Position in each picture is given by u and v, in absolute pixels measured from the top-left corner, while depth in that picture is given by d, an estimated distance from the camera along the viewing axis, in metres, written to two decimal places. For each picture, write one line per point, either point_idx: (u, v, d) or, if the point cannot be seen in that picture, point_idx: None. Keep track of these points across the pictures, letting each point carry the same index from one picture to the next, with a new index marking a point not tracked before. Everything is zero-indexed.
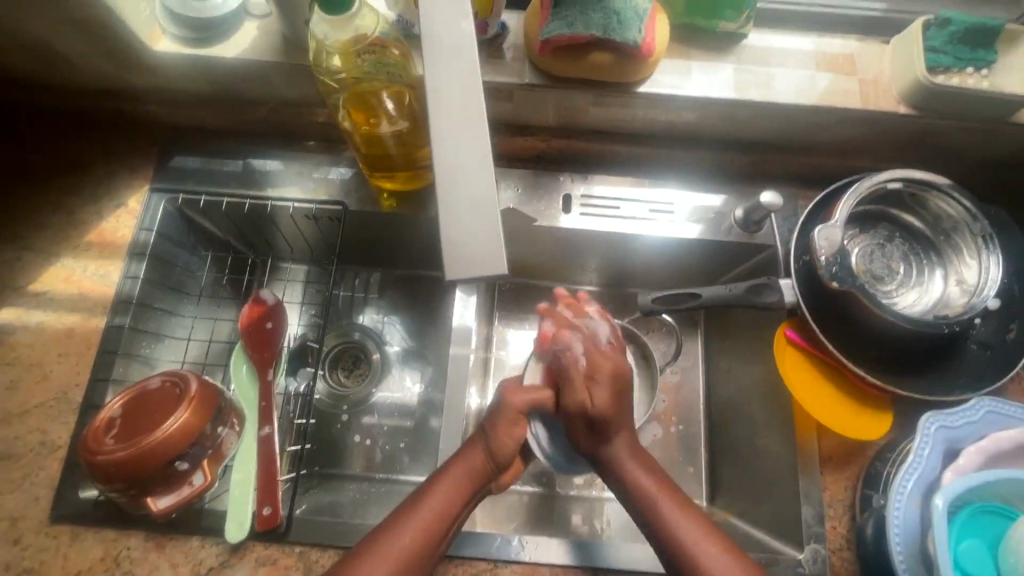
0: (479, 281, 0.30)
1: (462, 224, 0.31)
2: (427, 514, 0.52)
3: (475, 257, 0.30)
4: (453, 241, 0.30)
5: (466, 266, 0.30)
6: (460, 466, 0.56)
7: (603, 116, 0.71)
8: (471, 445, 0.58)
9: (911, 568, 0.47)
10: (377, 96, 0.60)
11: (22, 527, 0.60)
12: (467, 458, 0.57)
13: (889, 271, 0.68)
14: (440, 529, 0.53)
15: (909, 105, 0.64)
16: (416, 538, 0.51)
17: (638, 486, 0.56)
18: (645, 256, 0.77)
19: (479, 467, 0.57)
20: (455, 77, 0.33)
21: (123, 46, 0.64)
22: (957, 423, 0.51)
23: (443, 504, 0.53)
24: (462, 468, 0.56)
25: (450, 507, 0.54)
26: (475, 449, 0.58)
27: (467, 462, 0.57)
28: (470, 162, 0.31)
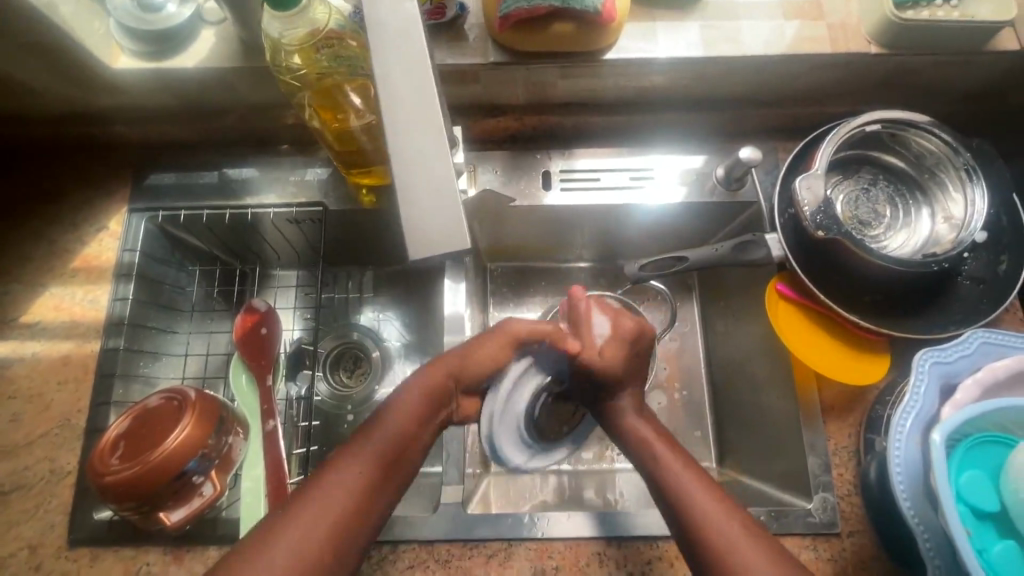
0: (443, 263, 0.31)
1: (421, 208, 0.31)
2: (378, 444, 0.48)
3: (436, 238, 0.31)
4: (413, 226, 0.31)
5: (429, 248, 0.31)
6: (415, 396, 0.52)
7: (573, 89, 0.70)
8: (431, 371, 0.54)
9: (915, 504, 0.47)
10: (341, 91, 0.59)
11: (41, 554, 0.61)
12: (426, 381, 0.53)
13: (876, 216, 0.67)
14: (396, 457, 0.48)
15: (880, 45, 0.63)
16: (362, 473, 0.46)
17: (637, 437, 0.54)
18: (632, 225, 0.76)
19: (438, 389, 0.53)
20: (404, 60, 0.33)
21: (82, 67, 0.63)
22: (952, 357, 0.51)
23: (397, 439, 0.49)
24: (421, 397, 0.52)
25: (404, 438, 0.49)
26: (437, 373, 0.53)
27: (423, 384, 0.53)
28: (423, 146, 0.32)
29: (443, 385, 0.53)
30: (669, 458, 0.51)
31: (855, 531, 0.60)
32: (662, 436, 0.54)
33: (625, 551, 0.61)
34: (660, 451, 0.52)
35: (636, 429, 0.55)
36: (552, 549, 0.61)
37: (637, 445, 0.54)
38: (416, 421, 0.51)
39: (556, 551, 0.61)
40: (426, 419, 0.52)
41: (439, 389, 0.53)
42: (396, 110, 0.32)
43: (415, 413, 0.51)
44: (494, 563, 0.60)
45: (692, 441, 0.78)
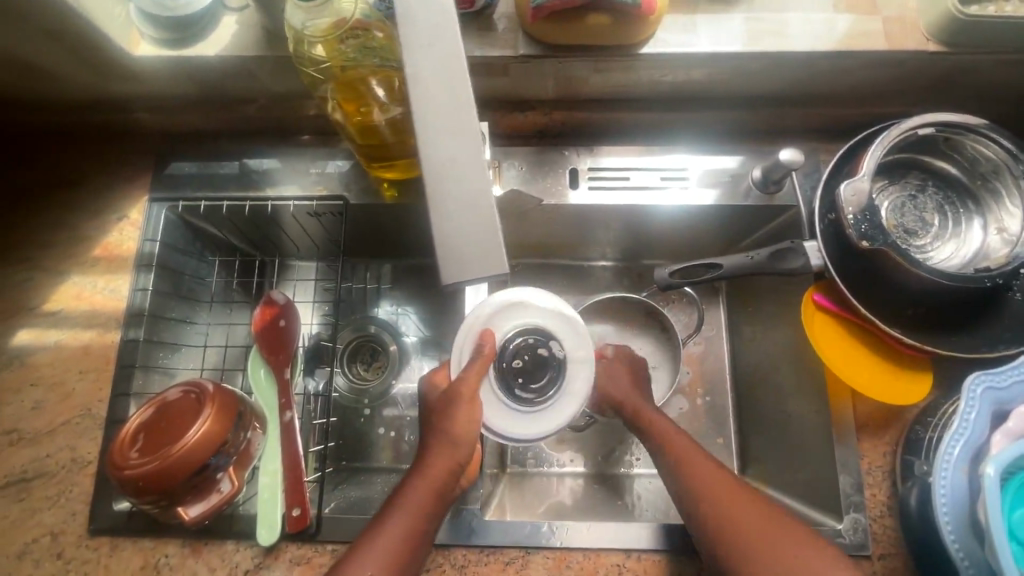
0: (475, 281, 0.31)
1: (453, 220, 0.31)
2: (388, 538, 0.49)
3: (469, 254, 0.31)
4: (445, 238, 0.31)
5: (461, 265, 0.31)
6: (419, 484, 0.51)
7: (604, 83, 0.67)
8: (431, 454, 0.52)
9: (960, 536, 0.45)
10: (365, 83, 0.56)
11: (62, 542, 0.61)
12: (428, 465, 0.51)
13: (923, 225, 0.64)
14: (411, 547, 0.49)
15: (938, 42, 0.59)
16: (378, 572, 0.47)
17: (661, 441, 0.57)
18: (662, 226, 0.73)
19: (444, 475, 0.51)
20: (438, 63, 0.32)
21: (104, 54, 0.62)
22: (1006, 382, 0.47)
23: (409, 525, 0.49)
24: (426, 483, 0.51)
25: (417, 526, 0.50)
26: (435, 458, 0.51)
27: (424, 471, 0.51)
28: (458, 155, 0.31)
29: (440, 468, 0.51)
30: (693, 455, 0.54)
31: (886, 554, 0.58)
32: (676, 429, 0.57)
33: (645, 564, 0.59)
34: (689, 451, 0.55)
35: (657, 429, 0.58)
36: (569, 559, 0.60)
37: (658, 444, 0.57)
38: (424, 507, 0.50)
39: (573, 560, 0.59)
40: (435, 509, 0.51)
41: (440, 469, 0.51)
42: (430, 119, 0.32)
43: (424, 499, 0.50)
44: (511, 570, 0.59)
45: (715, 449, 0.75)
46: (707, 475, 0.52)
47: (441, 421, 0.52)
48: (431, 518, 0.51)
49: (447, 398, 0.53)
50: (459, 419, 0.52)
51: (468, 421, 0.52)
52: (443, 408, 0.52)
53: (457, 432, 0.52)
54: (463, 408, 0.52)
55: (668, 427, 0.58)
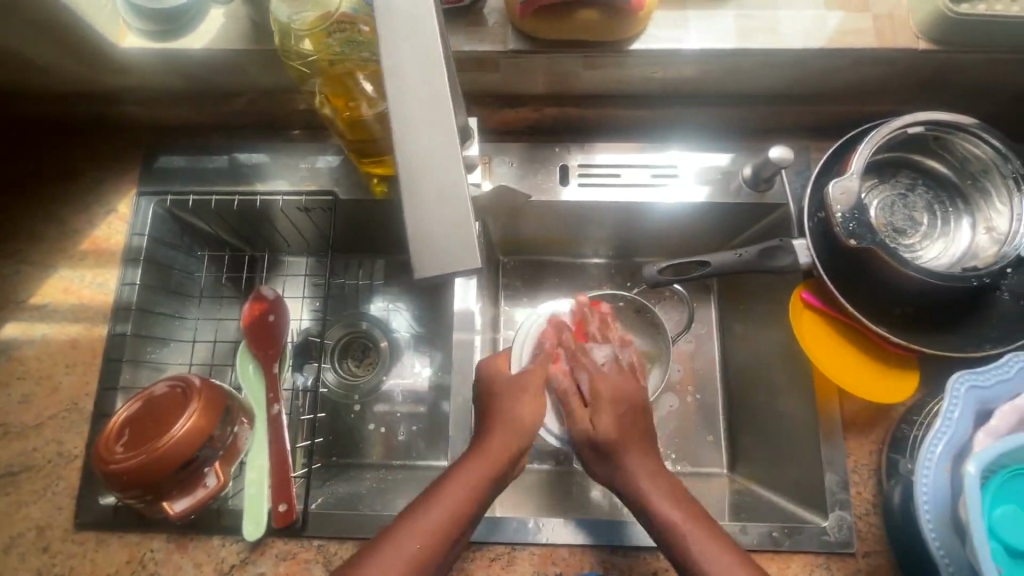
0: (449, 275, 0.32)
1: (428, 214, 0.32)
2: (441, 513, 0.49)
3: (444, 247, 0.32)
4: (420, 231, 0.32)
5: (435, 257, 0.32)
6: (480, 463, 0.51)
7: (595, 80, 0.66)
8: (493, 433, 0.53)
9: (941, 534, 0.45)
10: (353, 78, 0.56)
11: (48, 536, 0.61)
12: (491, 446, 0.53)
13: (913, 224, 0.64)
14: (462, 523, 0.49)
15: (928, 40, 0.59)
16: (423, 548, 0.47)
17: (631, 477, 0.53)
18: (653, 223, 0.73)
19: (501, 454, 0.52)
20: (415, 61, 0.33)
21: (90, 46, 0.62)
22: (990, 381, 0.47)
23: (462, 506, 0.49)
24: (484, 463, 0.51)
25: (469, 503, 0.50)
26: (496, 436, 0.53)
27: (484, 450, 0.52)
28: (434, 152, 0.32)
29: (501, 449, 0.53)
30: (651, 488, 0.53)
31: (870, 552, 0.58)
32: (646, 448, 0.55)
33: (631, 561, 0.59)
34: (647, 486, 0.53)
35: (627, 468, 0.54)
36: (555, 555, 0.60)
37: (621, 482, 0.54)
38: (480, 487, 0.50)
39: (560, 557, 0.60)
40: (489, 489, 0.51)
41: (501, 450, 0.52)
42: (408, 115, 0.33)
43: (480, 476, 0.51)
44: (497, 566, 0.59)
45: (704, 446, 0.75)
46: (664, 502, 0.51)
47: (505, 402, 0.55)
48: (485, 500, 0.51)
49: (509, 384, 0.57)
50: (524, 403, 0.55)
51: (529, 404, 0.55)
52: (509, 395, 0.56)
53: (513, 411, 0.55)
54: (519, 393, 0.56)
55: (641, 462, 0.54)
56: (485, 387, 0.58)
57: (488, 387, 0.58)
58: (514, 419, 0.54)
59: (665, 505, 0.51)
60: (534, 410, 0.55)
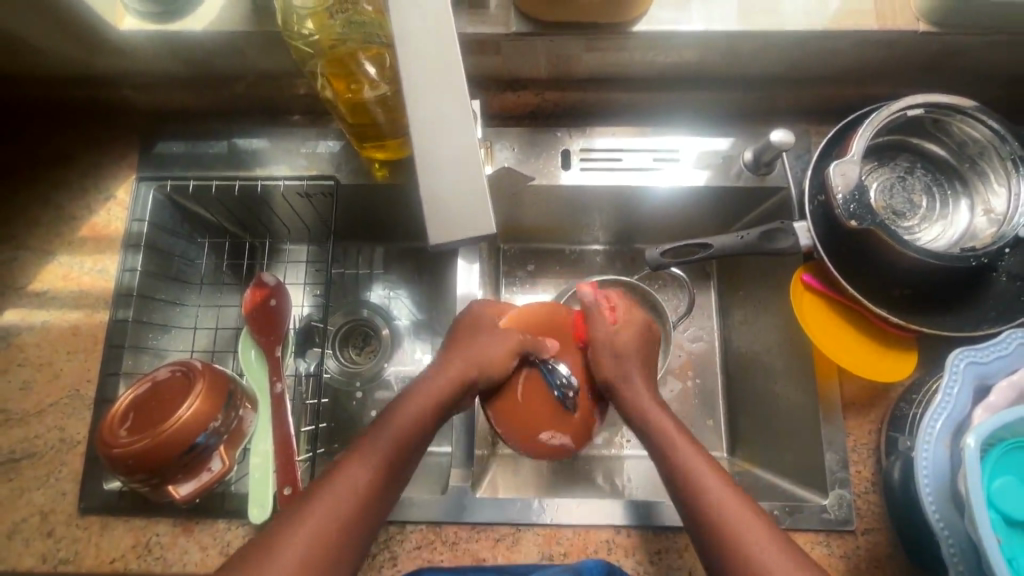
0: (461, 241, 0.34)
1: (441, 180, 0.34)
2: (390, 436, 0.51)
3: (457, 213, 0.34)
4: (433, 197, 0.34)
5: (447, 224, 0.34)
6: (427, 394, 0.54)
7: (598, 63, 0.66)
8: (450, 362, 0.57)
9: (941, 506, 0.46)
10: (355, 59, 0.56)
11: (53, 521, 0.61)
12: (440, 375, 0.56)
13: (911, 206, 0.64)
14: (410, 450, 0.52)
15: (928, 22, 0.60)
16: (377, 462, 0.50)
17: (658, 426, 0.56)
18: (653, 208, 0.74)
19: (450, 386, 0.55)
20: (424, 33, 0.35)
21: (87, 27, 0.61)
22: (988, 358, 0.48)
23: (405, 433, 0.52)
24: (433, 390, 0.55)
25: (419, 427, 0.53)
26: (455, 364, 0.56)
27: (438, 380, 0.55)
28: (446, 120, 0.34)
29: (451, 380, 0.55)
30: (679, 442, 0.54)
31: (870, 529, 0.59)
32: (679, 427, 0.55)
33: (634, 541, 0.60)
34: (695, 464, 0.52)
35: (660, 432, 0.55)
36: (560, 536, 0.60)
37: (654, 435, 0.55)
38: (431, 413, 0.54)
39: (563, 537, 0.60)
40: (437, 414, 0.54)
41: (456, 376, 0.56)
42: (416, 84, 0.34)
43: (428, 405, 0.54)
44: (502, 546, 0.60)
45: (703, 429, 0.76)
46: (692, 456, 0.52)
47: (477, 339, 0.58)
48: (429, 429, 0.54)
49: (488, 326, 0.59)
50: (491, 340, 0.57)
51: (494, 346, 0.57)
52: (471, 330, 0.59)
53: (482, 349, 0.57)
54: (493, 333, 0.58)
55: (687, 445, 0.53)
56: (462, 322, 0.60)
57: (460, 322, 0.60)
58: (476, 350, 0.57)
59: (696, 463, 0.52)
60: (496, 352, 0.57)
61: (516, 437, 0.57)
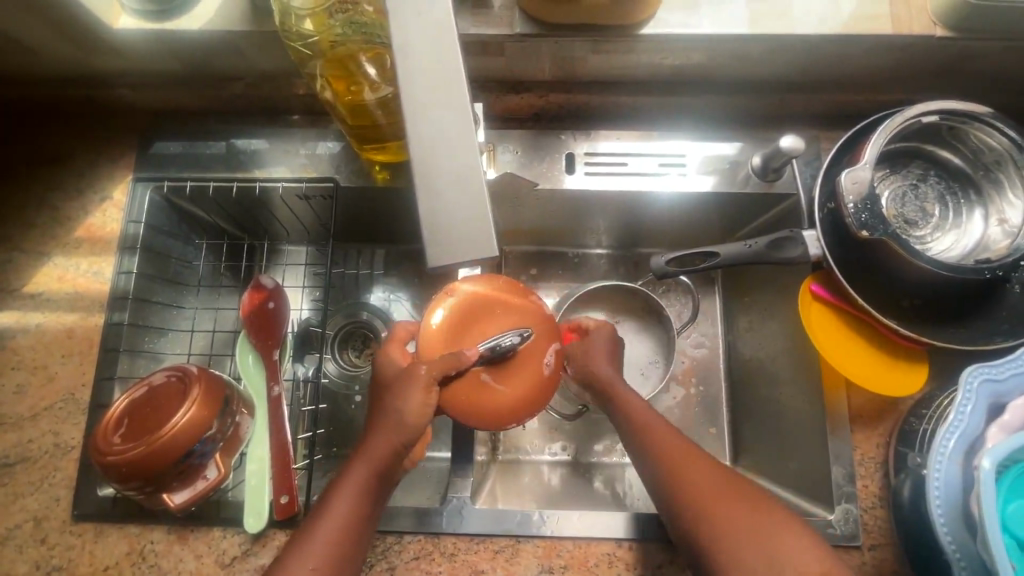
0: (462, 261, 0.33)
1: (442, 197, 0.33)
2: (335, 515, 0.46)
3: (459, 233, 0.32)
4: (433, 215, 0.33)
5: (448, 243, 0.32)
6: (362, 461, 0.47)
7: (604, 65, 0.65)
8: (379, 428, 0.48)
9: (953, 528, 0.44)
10: (355, 61, 0.55)
11: (46, 528, 0.60)
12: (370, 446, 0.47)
13: (923, 215, 0.63)
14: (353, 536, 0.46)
15: (945, 27, 0.58)
16: (328, 539, 0.45)
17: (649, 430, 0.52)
18: (658, 213, 0.72)
19: (386, 458, 0.47)
20: (426, 42, 0.33)
21: (83, 25, 0.60)
22: (1003, 375, 0.47)
23: (344, 521, 0.46)
24: (367, 464, 0.47)
25: (356, 514, 0.46)
26: (386, 435, 0.47)
27: (367, 452, 0.47)
28: (447, 135, 0.33)
29: (382, 453, 0.47)
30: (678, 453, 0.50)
31: (876, 544, 0.58)
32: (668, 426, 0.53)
33: (635, 554, 0.59)
34: (700, 471, 0.48)
35: (654, 438, 0.51)
36: (560, 548, 0.59)
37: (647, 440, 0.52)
38: (366, 493, 0.47)
39: (564, 550, 0.59)
40: (377, 492, 0.47)
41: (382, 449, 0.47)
42: (417, 96, 0.33)
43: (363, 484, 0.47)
44: (501, 558, 0.59)
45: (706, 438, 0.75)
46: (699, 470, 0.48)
47: (388, 399, 0.48)
48: (372, 506, 0.47)
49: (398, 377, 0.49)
50: (404, 396, 0.47)
51: (416, 397, 0.47)
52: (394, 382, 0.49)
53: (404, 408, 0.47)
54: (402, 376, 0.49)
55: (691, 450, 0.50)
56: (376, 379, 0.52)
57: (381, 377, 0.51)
58: (400, 411, 0.47)
59: (698, 472, 0.48)
60: (420, 401, 0.47)
61: (497, 421, 0.50)
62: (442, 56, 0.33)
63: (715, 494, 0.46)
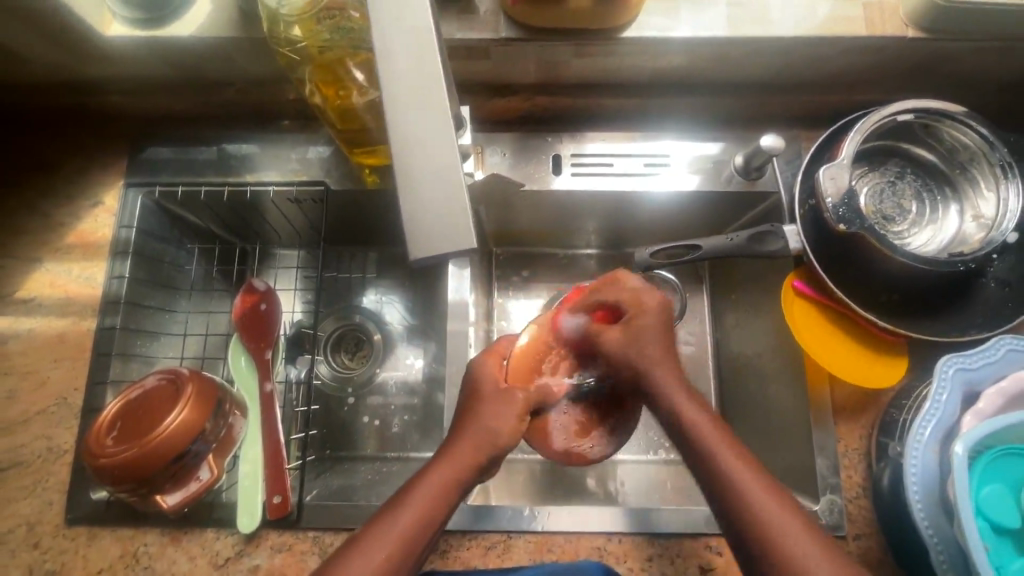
0: (442, 256, 0.33)
1: (423, 193, 0.34)
2: (417, 506, 0.45)
3: (439, 227, 0.33)
4: (414, 211, 0.33)
5: (429, 237, 0.33)
6: (446, 460, 0.47)
7: (588, 68, 0.66)
8: (463, 434, 0.49)
9: (929, 513, 0.46)
10: (343, 66, 0.56)
11: (39, 532, 0.60)
12: (455, 449, 0.48)
13: (901, 211, 0.64)
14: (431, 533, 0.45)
15: (917, 28, 0.60)
16: (408, 531, 0.44)
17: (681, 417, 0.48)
18: (645, 213, 0.73)
19: (467, 462, 0.47)
20: (406, 45, 0.34)
21: (73, 33, 0.61)
22: (977, 364, 0.48)
23: (426, 514, 0.45)
24: (451, 464, 0.47)
25: (434, 511, 0.45)
26: (468, 439, 0.48)
27: (452, 454, 0.48)
28: (428, 134, 0.34)
29: (469, 456, 0.48)
30: (717, 448, 0.45)
31: (861, 534, 0.59)
32: (666, 353, 0.51)
33: (625, 547, 0.60)
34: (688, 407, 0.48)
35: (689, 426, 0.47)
36: (552, 543, 0.60)
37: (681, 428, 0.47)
38: (448, 490, 0.46)
39: (555, 544, 0.60)
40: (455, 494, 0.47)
41: (467, 456, 0.47)
42: (399, 96, 0.34)
43: (444, 483, 0.46)
44: (493, 554, 0.60)
45: None
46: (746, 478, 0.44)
47: (483, 412, 0.49)
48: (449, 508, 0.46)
49: (495, 390, 0.51)
50: (501, 414, 0.49)
51: (511, 414, 0.49)
52: (492, 398, 0.50)
53: (495, 424, 0.49)
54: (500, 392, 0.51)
55: (702, 417, 0.47)
56: (466, 388, 0.53)
57: (476, 391, 0.52)
58: (495, 423, 0.49)
59: (694, 416, 0.47)
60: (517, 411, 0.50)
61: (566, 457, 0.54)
62: (423, 60, 0.34)
63: (710, 446, 0.46)
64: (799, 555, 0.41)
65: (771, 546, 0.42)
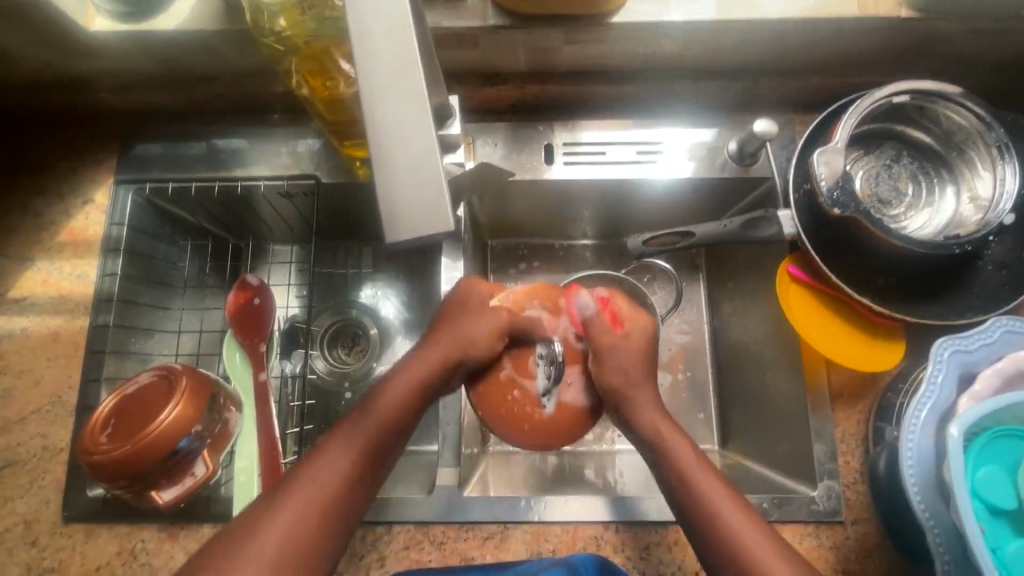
0: (419, 240, 0.33)
1: (400, 179, 0.33)
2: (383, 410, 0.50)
3: (415, 212, 0.33)
4: (390, 196, 0.33)
5: (406, 222, 0.33)
6: (410, 368, 0.52)
7: (579, 56, 0.66)
8: (436, 336, 0.53)
9: (926, 497, 0.45)
10: (329, 56, 0.55)
11: (36, 530, 0.61)
12: (428, 351, 0.53)
13: (897, 194, 0.64)
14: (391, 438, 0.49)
15: (910, 8, 0.59)
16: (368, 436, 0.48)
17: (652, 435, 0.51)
18: (640, 201, 0.73)
19: (434, 370, 0.52)
20: (384, 30, 0.34)
21: (57, 28, 0.60)
22: (973, 346, 0.48)
23: (387, 420, 0.49)
24: (416, 370, 0.52)
25: (395, 415, 0.50)
26: (440, 343, 0.53)
27: (424, 357, 0.52)
28: (405, 120, 0.33)
29: (440, 356, 0.52)
30: (695, 468, 0.49)
31: (859, 519, 0.59)
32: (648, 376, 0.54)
33: (623, 536, 0.60)
34: (664, 428, 0.52)
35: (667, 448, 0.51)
36: (549, 533, 0.60)
37: (655, 450, 0.51)
38: (411, 396, 0.51)
39: (552, 534, 0.60)
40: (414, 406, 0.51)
41: (436, 357, 0.52)
42: (378, 82, 0.34)
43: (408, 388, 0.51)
44: (489, 545, 0.60)
45: (695, 423, 0.76)
46: (702, 474, 0.49)
47: (457, 320, 0.54)
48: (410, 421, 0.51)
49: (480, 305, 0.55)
50: (475, 321, 0.54)
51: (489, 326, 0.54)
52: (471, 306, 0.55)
53: (469, 328, 0.53)
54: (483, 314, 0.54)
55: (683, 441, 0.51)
56: (452, 297, 0.56)
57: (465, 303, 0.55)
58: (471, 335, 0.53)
59: (677, 441, 0.51)
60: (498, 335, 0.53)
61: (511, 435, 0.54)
62: (400, 44, 0.34)
63: (687, 465, 0.49)
64: (748, 541, 0.45)
65: (717, 523, 0.46)
